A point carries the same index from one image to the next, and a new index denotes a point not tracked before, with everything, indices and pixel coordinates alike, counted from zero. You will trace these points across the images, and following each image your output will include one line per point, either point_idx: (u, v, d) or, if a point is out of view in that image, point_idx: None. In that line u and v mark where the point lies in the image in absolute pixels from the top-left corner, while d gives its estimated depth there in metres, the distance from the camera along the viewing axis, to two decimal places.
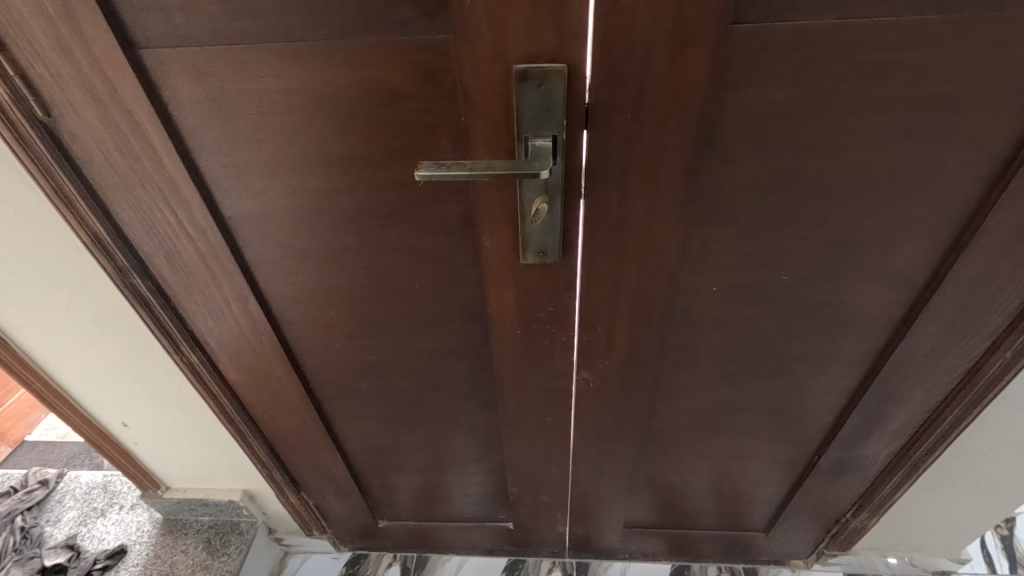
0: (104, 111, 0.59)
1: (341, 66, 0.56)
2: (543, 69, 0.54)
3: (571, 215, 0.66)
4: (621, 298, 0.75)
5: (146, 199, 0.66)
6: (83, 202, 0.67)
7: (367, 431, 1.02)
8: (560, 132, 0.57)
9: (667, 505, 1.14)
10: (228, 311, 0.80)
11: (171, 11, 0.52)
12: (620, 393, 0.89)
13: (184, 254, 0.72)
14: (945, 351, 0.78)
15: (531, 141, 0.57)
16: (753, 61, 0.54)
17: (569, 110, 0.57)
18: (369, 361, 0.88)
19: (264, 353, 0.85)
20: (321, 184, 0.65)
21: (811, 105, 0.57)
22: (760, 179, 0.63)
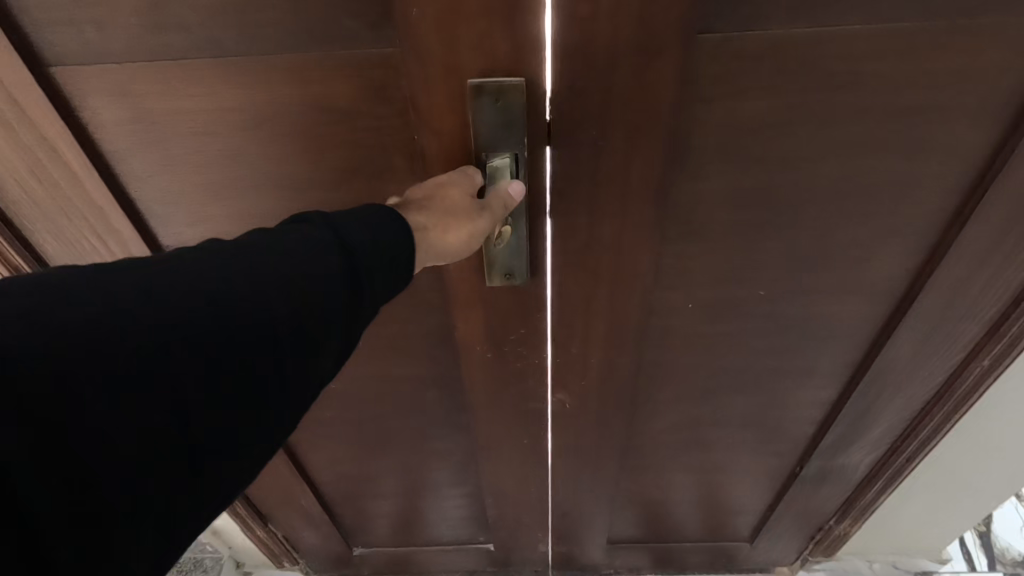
0: (16, 134, 0.53)
1: (281, 83, 0.51)
2: (499, 83, 0.50)
3: (537, 234, 0.63)
4: (595, 316, 0.72)
5: (75, 227, 0.62)
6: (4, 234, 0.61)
7: (335, 459, 0.98)
8: (521, 149, 0.54)
9: (650, 520, 1.12)
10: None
11: (83, 26, 0.47)
12: (597, 411, 0.86)
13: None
14: (925, 360, 0.77)
15: (490, 160, 0.54)
16: (723, 71, 0.51)
17: (529, 126, 0.54)
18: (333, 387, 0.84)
19: None
20: (268, 207, 0.60)
21: (783, 116, 0.55)
22: (734, 193, 0.61)
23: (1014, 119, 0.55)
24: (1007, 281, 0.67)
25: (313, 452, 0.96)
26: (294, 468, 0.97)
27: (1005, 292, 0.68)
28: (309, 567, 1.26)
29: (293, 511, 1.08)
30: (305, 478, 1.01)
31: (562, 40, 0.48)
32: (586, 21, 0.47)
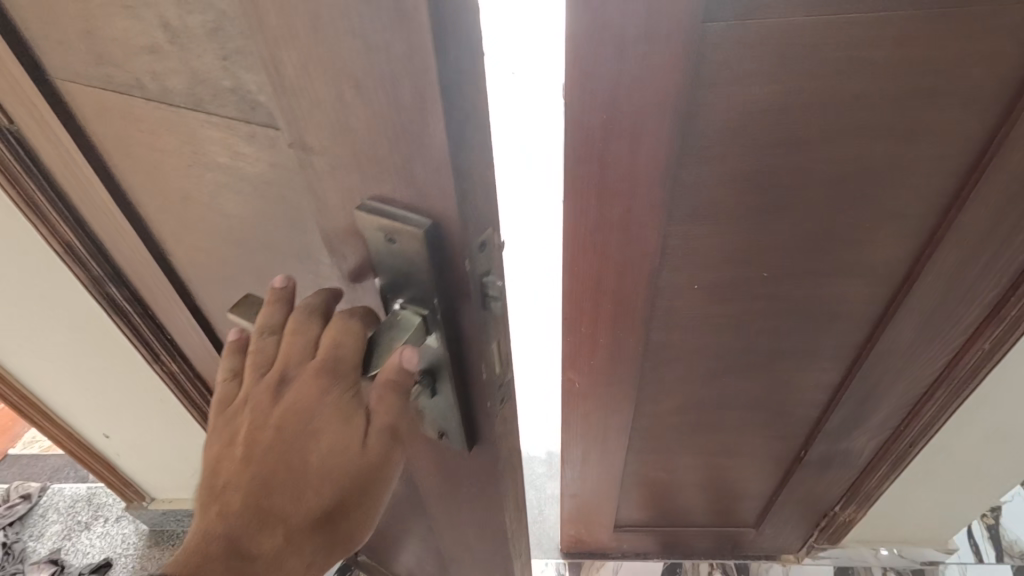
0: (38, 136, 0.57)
1: (202, 134, 0.47)
2: (396, 219, 0.36)
3: (473, 408, 0.46)
4: (606, 294, 0.75)
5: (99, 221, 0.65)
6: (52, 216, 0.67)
7: None
8: (435, 307, 0.39)
9: (657, 504, 1.15)
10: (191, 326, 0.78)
11: (55, 44, 0.48)
12: (606, 394, 0.90)
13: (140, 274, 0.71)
14: (928, 343, 0.79)
15: (394, 309, 0.40)
16: (727, 57, 0.54)
17: (448, 279, 0.38)
18: None
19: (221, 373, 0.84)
20: (229, 245, 0.58)
21: (784, 100, 0.57)
22: (737, 176, 0.64)
23: (1007, 106, 0.57)
24: (1003, 266, 0.69)
25: None
26: None
27: (1003, 277, 0.71)
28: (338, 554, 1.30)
29: None
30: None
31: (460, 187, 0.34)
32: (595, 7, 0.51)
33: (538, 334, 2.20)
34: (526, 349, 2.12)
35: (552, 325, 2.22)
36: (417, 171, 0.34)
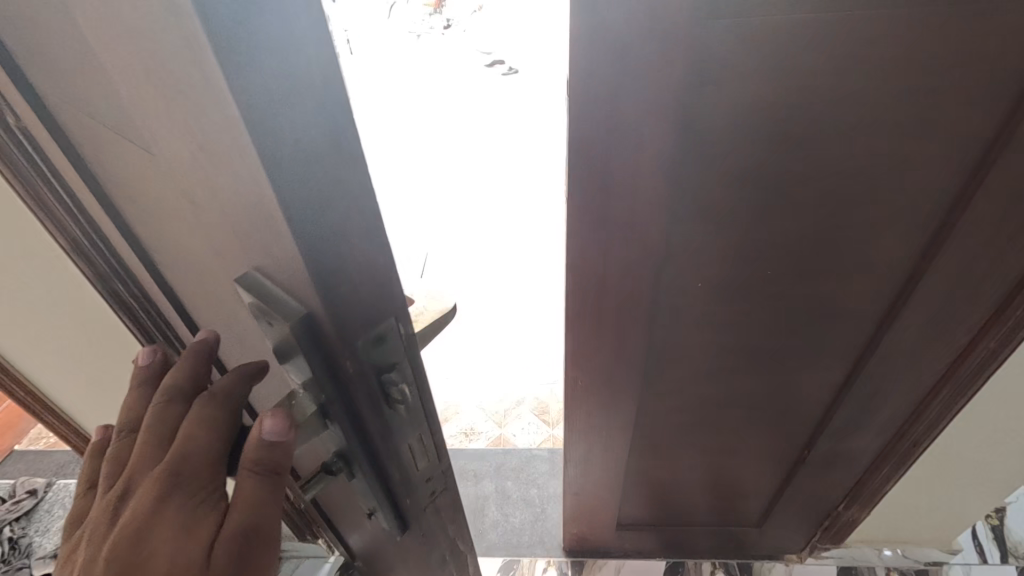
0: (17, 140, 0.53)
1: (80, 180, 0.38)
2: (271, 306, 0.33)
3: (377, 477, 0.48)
4: (611, 292, 0.75)
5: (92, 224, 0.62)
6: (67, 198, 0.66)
7: None
8: (330, 401, 0.39)
9: (659, 503, 1.15)
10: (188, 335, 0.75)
11: None
12: (609, 392, 0.90)
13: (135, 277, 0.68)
14: (931, 342, 0.79)
15: (293, 395, 0.39)
16: (733, 52, 0.54)
17: (341, 376, 0.37)
18: None
19: None
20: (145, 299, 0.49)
21: (792, 95, 0.57)
22: (741, 174, 0.64)
23: (1014, 103, 0.57)
24: (1009, 264, 0.69)
25: None
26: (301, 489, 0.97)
27: (1011, 275, 0.70)
28: None
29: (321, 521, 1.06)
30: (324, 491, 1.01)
31: (319, 281, 0.31)
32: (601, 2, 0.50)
33: (542, 331, 2.20)
34: (529, 347, 2.13)
35: (556, 324, 2.22)
36: (275, 256, 0.31)
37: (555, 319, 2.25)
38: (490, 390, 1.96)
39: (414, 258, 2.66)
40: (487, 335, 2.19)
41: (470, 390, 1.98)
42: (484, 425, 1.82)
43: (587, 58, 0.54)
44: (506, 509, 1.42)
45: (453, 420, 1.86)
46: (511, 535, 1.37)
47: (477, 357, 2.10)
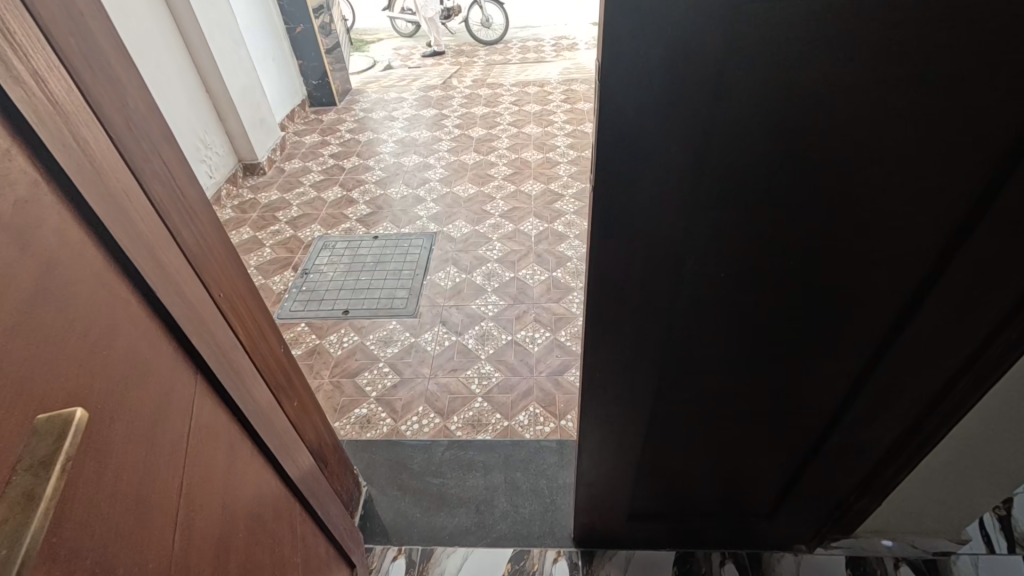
0: (57, 97, 0.51)
1: None
2: None
3: None
4: (630, 285, 0.75)
5: (121, 197, 0.59)
6: (143, 149, 0.65)
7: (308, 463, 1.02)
8: None
9: (670, 493, 1.16)
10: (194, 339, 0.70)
11: None
12: (626, 382, 0.90)
13: (160, 260, 0.65)
14: (950, 336, 0.78)
15: None
16: (765, 43, 0.53)
17: None
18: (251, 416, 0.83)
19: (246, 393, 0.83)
20: None
21: (824, 86, 0.56)
22: (773, 165, 0.63)
23: None
24: None
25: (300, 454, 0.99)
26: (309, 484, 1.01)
27: None
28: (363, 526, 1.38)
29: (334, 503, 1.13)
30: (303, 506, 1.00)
31: None
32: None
33: (547, 323, 2.19)
34: (535, 338, 2.12)
35: (561, 317, 2.21)
36: None
37: (560, 311, 2.24)
38: (497, 381, 1.96)
39: (419, 250, 2.65)
40: (493, 327, 2.18)
41: (476, 381, 1.97)
42: (491, 417, 1.82)
43: (619, 50, 0.54)
44: (515, 500, 1.42)
45: (460, 411, 1.86)
46: (520, 526, 1.37)
47: (483, 349, 2.09)
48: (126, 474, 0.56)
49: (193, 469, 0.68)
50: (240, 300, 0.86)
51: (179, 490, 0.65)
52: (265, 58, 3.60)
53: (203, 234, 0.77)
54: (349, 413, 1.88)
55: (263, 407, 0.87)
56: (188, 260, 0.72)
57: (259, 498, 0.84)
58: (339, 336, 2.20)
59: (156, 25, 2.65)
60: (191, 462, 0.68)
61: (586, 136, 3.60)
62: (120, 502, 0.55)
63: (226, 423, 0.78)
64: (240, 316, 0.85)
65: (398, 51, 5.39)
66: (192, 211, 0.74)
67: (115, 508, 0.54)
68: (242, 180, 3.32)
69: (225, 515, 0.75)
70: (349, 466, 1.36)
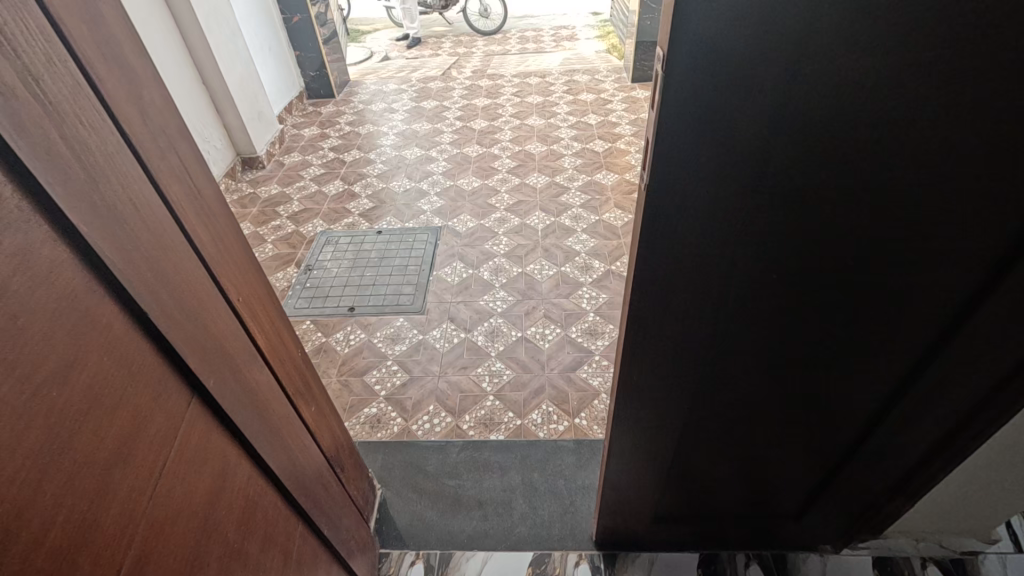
0: (61, 92, 0.46)
1: None
2: None
3: None
4: (673, 285, 0.72)
5: (140, 203, 0.54)
6: (160, 146, 0.60)
7: (323, 467, 0.99)
8: None
9: (698, 495, 1.13)
10: (188, 359, 0.58)
11: None
12: (663, 384, 0.87)
13: (179, 267, 0.59)
14: (1008, 340, 0.74)
15: None
16: (847, 30, 0.48)
17: None
18: (275, 426, 0.79)
19: (271, 400, 0.79)
20: None
21: (905, 80, 0.52)
22: (841, 163, 0.58)
23: None
24: None
25: (318, 460, 0.96)
26: (325, 492, 0.98)
27: None
28: (379, 530, 1.35)
29: (349, 509, 1.10)
30: (312, 525, 0.92)
31: None
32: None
33: (557, 319, 2.16)
34: (546, 334, 2.09)
35: (571, 312, 2.18)
36: None
37: (570, 306, 2.21)
38: (508, 379, 1.92)
39: (424, 244, 2.61)
40: (502, 323, 2.15)
41: (486, 378, 1.93)
42: (504, 415, 1.79)
43: (690, 36, 0.50)
44: (534, 502, 1.40)
45: (472, 410, 1.82)
46: (541, 528, 1.34)
47: (493, 346, 2.06)
48: (70, 518, 0.44)
49: (161, 514, 0.54)
50: (258, 302, 0.82)
51: (131, 547, 0.50)
52: (262, 48, 3.52)
53: (221, 235, 0.72)
54: (358, 412, 1.84)
55: (282, 417, 0.82)
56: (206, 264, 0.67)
57: (272, 519, 0.77)
58: (346, 334, 2.16)
59: (150, 15, 2.56)
60: (161, 505, 0.54)
61: (589, 127, 3.55)
62: (137, 521, 0.51)
63: (222, 453, 0.65)
64: (259, 320, 0.81)
65: (396, 41, 5.32)
66: (208, 212, 0.69)
67: (132, 527, 0.50)
68: (240, 174, 3.26)
69: (250, 526, 0.71)
70: (365, 469, 1.33)
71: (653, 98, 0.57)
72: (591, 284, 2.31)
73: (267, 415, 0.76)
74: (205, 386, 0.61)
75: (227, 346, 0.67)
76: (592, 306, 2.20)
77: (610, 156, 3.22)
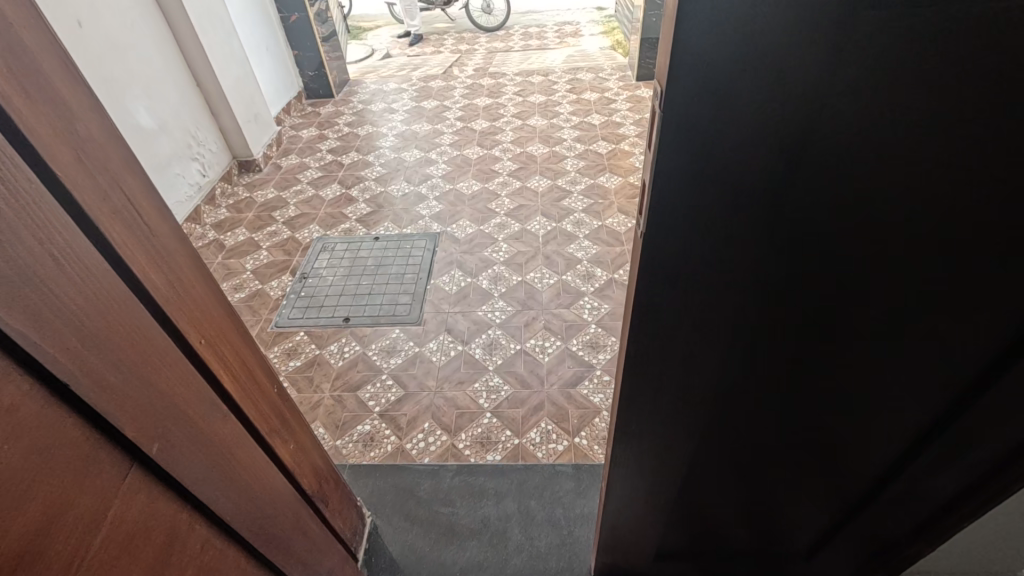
0: None
1: None
2: None
3: None
4: (674, 329, 0.65)
5: (74, 257, 0.48)
6: (102, 187, 0.54)
7: (301, 510, 0.93)
8: None
9: (703, 533, 1.07)
10: (124, 429, 0.52)
11: None
12: (665, 427, 0.81)
13: (122, 322, 0.53)
14: None
15: None
16: (875, 57, 0.41)
17: None
18: (241, 479, 0.73)
19: (240, 446, 0.73)
20: None
21: (946, 117, 0.44)
22: (866, 203, 0.51)
23: None
24: None
25: (295, 503, 0.90)
26: (301, 538, 0.92)
27: None
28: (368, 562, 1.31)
29: (330, 549, 1.04)
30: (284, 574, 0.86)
31: None
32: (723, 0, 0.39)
33: (558, 330, 2.09)
34: (546, 348, 2.02)
35: (572, 323, 2.11)
36: None
37: (571, 317, 2.14)
38: (506, 395, 1.86)
39: (422, 251, 2.55)
40: (501, 335, 2.08)
41: (484, 394, 1.87)
42: (501, 434, 1.72)
43: (691, 71, 0.43)
44: (531, 532, 1.34)
45: (468, 428, 1.76)
46: (538, 561, 1.29)
47: (491, 359, 1.99)
48: None
49: None
50: (225, 342, 0.76)
51: None
52: (259, 48, 3.46)
53: (180, 276, 0.66)
54: (352, 429, 1.79)
55: (254, 463, 0.77)
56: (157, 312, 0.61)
57: None
58: (340, 346, 2.10)
59: (144, 18, 2.50)
60: None
61: (592, 128, 3.47)
62: None
63: (170, 522, 0.59)
64: (226, 361, 0.75)
65: (396, 38, 5.24)
66: (164, 251, 0.64)
67: None
68: (237, 177, 3.20)
69: None
70: (353, 498, 1.27)
71: (648, 138, 0.50)
72: (592, 293, 2.24)
73: (232, 465, 0.71)
74: (150, 453, 0.55)
75: (180, 401, 0.61)
76: (593, 317, 2.13)
77: (613, 158, 3.13)
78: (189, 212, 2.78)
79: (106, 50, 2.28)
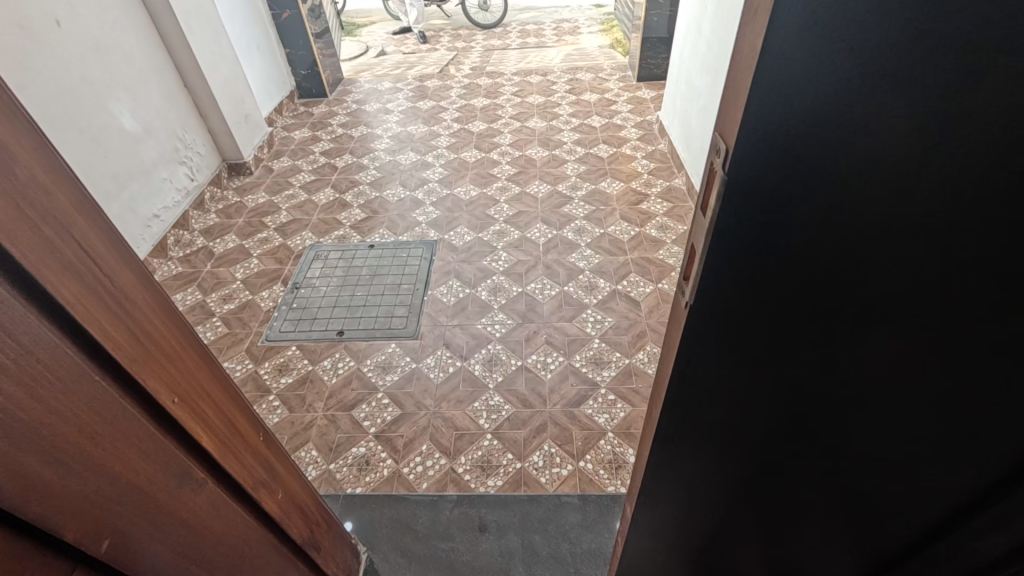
0: None
1: None
2: None
3: None
4: (709, 404, 0.57)
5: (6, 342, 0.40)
6: (55, 243, 0.46)
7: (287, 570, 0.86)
8: None
9: None
10: (65, 532, 0.45)
11: None
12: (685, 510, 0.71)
13: (72, 405, 0.46)
14: None
15: None
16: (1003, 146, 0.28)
17: None
18: (215, 550, 0.66)
19: (213, 515, 0.66)
20: None
21: None
22: None
23: None
24: None
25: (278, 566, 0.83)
26: None
27: None
28: None
29: None
30: None
31: None
32: (806, 47, 0.33)
33: (560, 345, 2.01)
34: (548, 364, 1.94)
35: (575, 338, 2.04)
36: None
37: (574, 331, 2.07)
38: (507, 415, 1.78)
39: (418, 260, 2.46)
40: (501, 350, 2.01)
41: (483, 414, 1.79)
42: (502, 457, 1.65)
43: (760, 131, 0.38)
44: (534, 569, 1.38)
45: (468, 451, 1.68)
46: None
47: (491, 376, 1.92)
48: None
49: None
50: (205, 395, 0.68)
51: None
52: (249, 46, 3.35)
53: (151, 331, 0.59)
54: (346, 452, 1.70)
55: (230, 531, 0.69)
56: (128, 378, 0.54)
57: None
58: (334, 361, 2.02)
59: (127, 16, 2.39)
60: None
61: (593, 130, 3.39)
62: None
63: None
64: (207, 416, 0.68)
65: (391, 35, 5.13)
66: (131, 305, 0.56)
67: None
68: (226, 181, 3.10)
69: None
70: (347, 536, 1.20)
71: (703, 198, 0.44)
72: (595, 306, 2.17)
73: (203, 539, 0.63)
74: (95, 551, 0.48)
75: (137, 485, 0.53)
76: (597, 332, 2.06)
77: (615, 162, 3.06)
78: (176, 218, 2.68)
79: (86, 50, 2.17)
